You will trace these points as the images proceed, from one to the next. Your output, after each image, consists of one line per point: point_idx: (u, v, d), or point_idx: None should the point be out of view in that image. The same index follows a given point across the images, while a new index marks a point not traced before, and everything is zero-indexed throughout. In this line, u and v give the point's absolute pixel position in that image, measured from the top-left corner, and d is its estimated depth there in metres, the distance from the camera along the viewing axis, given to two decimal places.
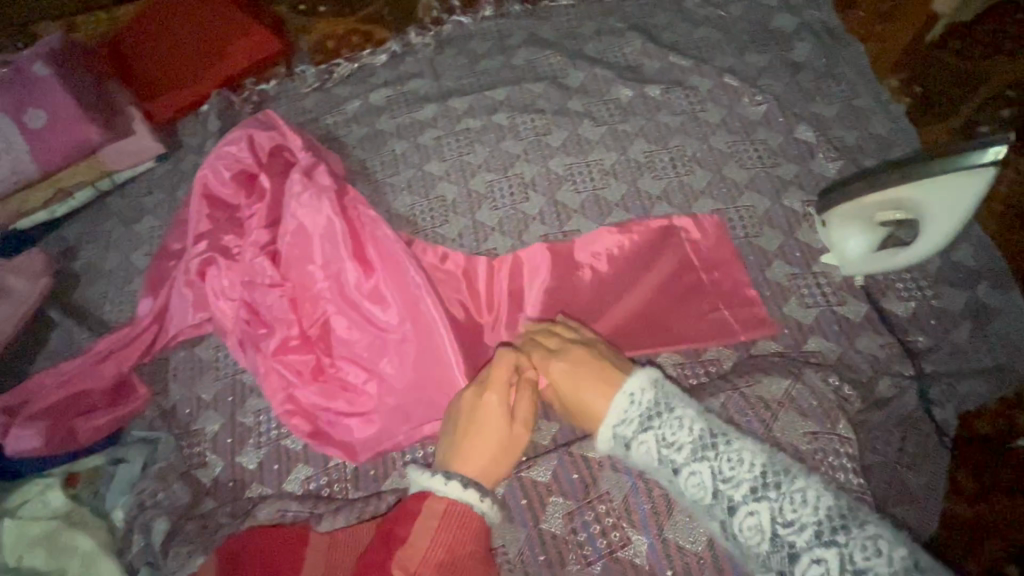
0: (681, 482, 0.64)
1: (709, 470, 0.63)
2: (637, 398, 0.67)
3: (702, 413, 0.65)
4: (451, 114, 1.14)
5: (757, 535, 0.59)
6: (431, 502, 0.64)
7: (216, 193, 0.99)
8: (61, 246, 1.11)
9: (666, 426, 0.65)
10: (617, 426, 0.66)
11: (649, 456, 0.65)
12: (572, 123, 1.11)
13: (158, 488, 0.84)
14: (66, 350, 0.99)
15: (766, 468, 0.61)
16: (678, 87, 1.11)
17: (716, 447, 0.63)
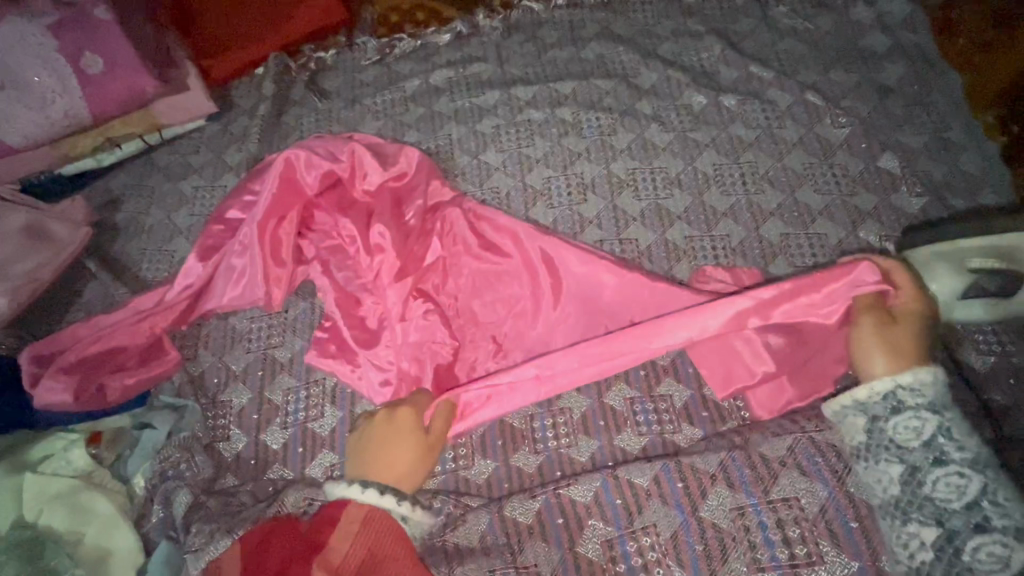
0: (929, 473, 0.62)
1: (937, 487, 0.61)
2: (927, 390, 0.66)
3: (934, 428, 0.64)
4: (513, 103, 1.10)
5: (989, 561, 0.57)
6: (351, 506, 0.69)
7: (298, 178, 0.95)
8: (103, 197, 1.08)
9: (934, 419, 0.64)
10: (903, 388, 0.66)
11: (900, 442, 0.65)
12: (640, 125, 1.05)
13: (181, 458, 0.82)
14: (99, 304, 0.97)
15: (1003, 503, 0.59)
16: (756, 99, 1.05)
17: (975, 466, 0.61)
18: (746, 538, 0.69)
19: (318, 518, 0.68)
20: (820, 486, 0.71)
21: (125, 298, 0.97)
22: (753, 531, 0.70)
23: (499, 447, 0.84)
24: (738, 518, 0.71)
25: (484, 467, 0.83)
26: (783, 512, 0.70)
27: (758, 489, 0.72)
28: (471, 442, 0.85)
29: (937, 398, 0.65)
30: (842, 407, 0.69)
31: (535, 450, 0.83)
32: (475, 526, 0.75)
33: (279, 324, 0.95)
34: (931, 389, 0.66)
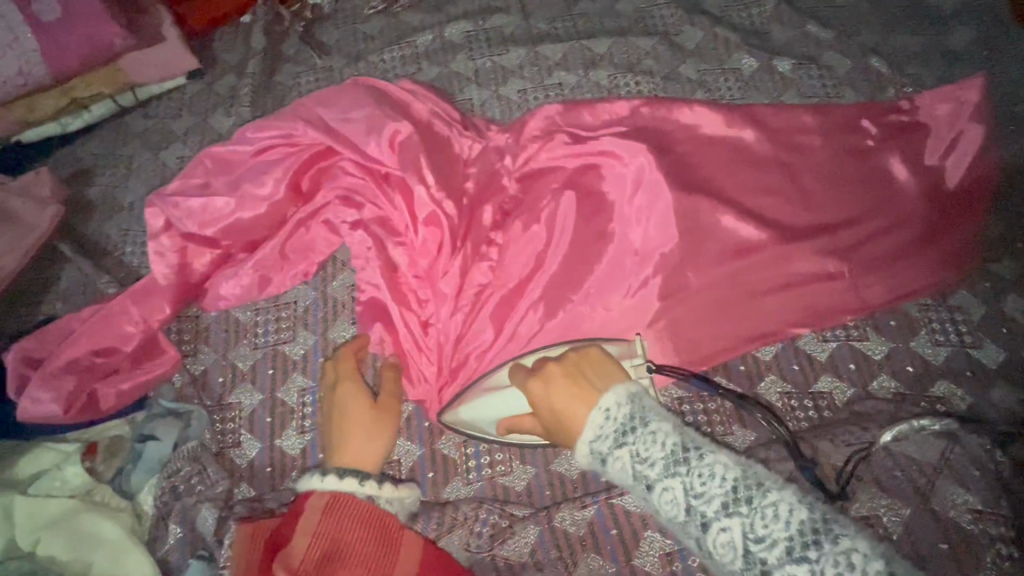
0: (681, 524, 0.53)
1: (663, 506, 0.54)
2: (620, 412, 0.56)
3: (632, 457, 0.55)
4: (541, 63, 0.97)
5: None
6: (311, 498, 0.63)
7: (293, 131, 0.83)
8: (73, 169, 0.95)
9: (641, 442, 0.55)
10: (593, 442, 0.57)
11: (725, 561, 0.51)
12: (684, 91, 0.95)
13: (192, 472, 0.73)
14: (80, 293, 0.86)
15: (761, 531, 0.49)
16: (812, 63, 0.95)
17: (689, 449, 0.54)
18: None
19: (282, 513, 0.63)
20: (902, 502, 0.66)
21: (112, 291, 0.86)
22: None
23: (539, 451, 0.78)
24: None
25: (523, 474, 0.77)
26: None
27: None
28: (507, 445, 0.79)
29: (633, 412, 0.56)
30: (589, 457, 0.58)
31: None
32: (524, 539, 0.71)
33: (288, 317, 0.85)
34: (624, 408, 0.57)
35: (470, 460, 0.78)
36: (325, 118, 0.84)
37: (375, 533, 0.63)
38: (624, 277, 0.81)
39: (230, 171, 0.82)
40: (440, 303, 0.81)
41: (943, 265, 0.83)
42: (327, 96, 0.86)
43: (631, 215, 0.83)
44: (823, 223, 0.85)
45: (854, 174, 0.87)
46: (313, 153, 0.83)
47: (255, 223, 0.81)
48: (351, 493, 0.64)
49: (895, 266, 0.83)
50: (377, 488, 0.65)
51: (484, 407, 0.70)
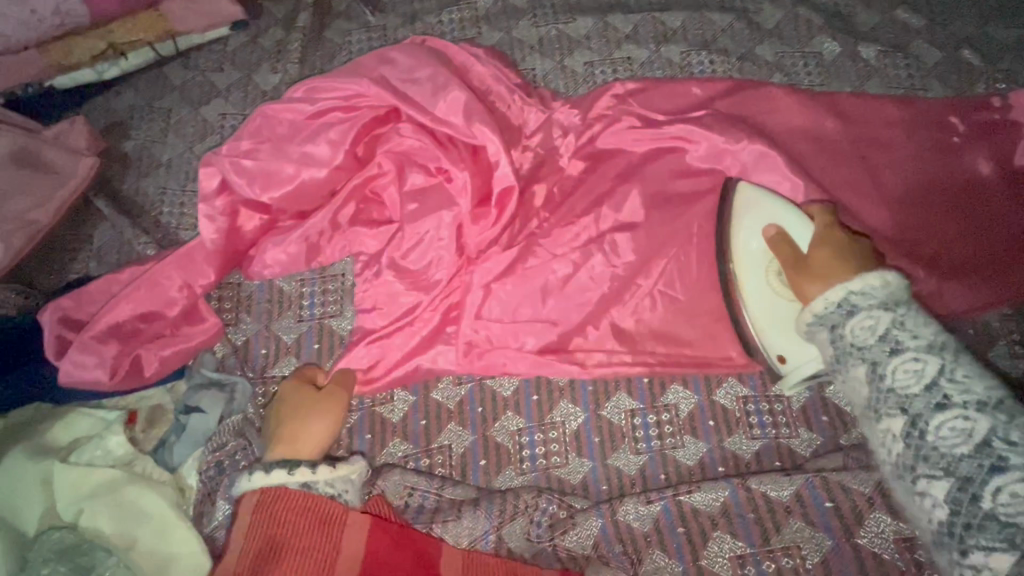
0: (908, 398, 0.52)
1: (898, 375, 0.53)
2: (877, 298, 0.56)
3: (889, 321, 0.55)
4: (610, 35, 0.92)
5: (953, 440, 0.50)
6: (246, 499, 0.62)
7: (351, 92, 0.77)
8: (109, 120, 0.89)
9: (911, 317, 0.55)
10: (820, 312, 0.58)
11: (941, 444, 0.50)
12: (761, 74, 0.89)
13: (238, 447, 0.69)
14: (116, 253, 0.82)
15: (1018, 439, 0.48)
16: (898, 52, 0.89)
17: (948, 347, 0.54)
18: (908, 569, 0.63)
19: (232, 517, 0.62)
20: None
21: (151, 252, 0.82)
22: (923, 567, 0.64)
23: (596, 444, 0.75)
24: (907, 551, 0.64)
25: (579, 467, 0.74)
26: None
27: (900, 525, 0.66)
28: (563, 436, 0.75)
29: (891, 297, 0.56)
30: (809, 324, 0.59)
31: (637, 450, 0.74)
32: (586, 531, 0.68)
33: (335, 290, 0.81)
34: (884, 290, 0.56)
35: (524, 450, 0.75)
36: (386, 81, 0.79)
37: (314, 522, 0.60)
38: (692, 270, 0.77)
39: (280, 129, 0.77)
40: (500, 285, 0.77)
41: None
42: (388, 57, 0.80)
43: (706, 205, 0.78)
44: (907, 222, 0.81)
45: (942, 173, 0.82)
46: (373, 118, 0.77)
47: (307, 189, 0.75)
48: (280, 485, 0.62)
49: (982, 276, 0.79)
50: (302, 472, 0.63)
51: (744, 228, 0.70)
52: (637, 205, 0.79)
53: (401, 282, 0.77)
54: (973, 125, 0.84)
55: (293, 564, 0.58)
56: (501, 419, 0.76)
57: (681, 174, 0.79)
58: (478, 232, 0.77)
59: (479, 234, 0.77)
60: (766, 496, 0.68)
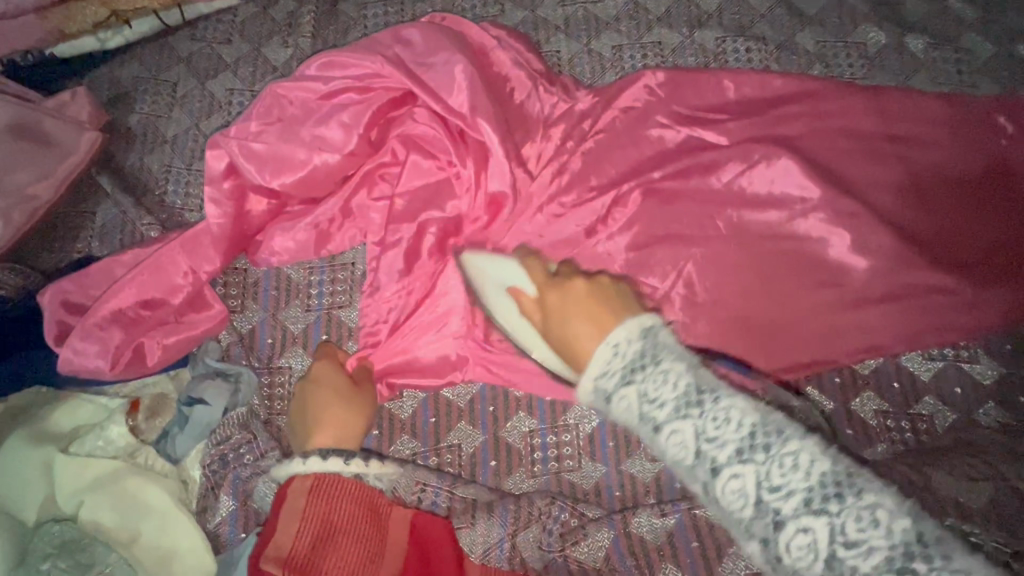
0: (686, 469, 0.43)
1: (670, 451, 0.43)
2: (634, 347, 0.46)
3: (640, 396, 0.44)
4: (640, 17, 0.86)
5: (737, 499, 0.40)
6: (298, 481, 0.60)
7: (365, 70, 0.73)
8: (111, 91, 0.85)
9: (650, 381, 0.44)
10: (599, 378, 0.47)
11: (729, 508, 0.41)
12: (800, 64, 0.84)
13: (242, 441, 0.67)
14: (119, 233, 0.79)
15: (782, 478, 0.39)
16: (947, 45, 0.84)
17: (704, 391, 0.43)
18: None
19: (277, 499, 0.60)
20: None
21: (155, 234, 0.79)
22: None
23: (610, 449, 0.73)
24: None
25: (592, 472, 0.72)
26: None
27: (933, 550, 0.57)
28: (577, 440, 0.73)
29: (649, 347, 0.46)
30: (593, 396, 0.47)
31: (652, 458, 0.72)
32: (597, 542, 0.66)
33: (345, 280, 0.78)
34: (643, 342, 0.46)
35: (536, 452, 0.73)
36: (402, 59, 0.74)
37: (361, 512, 0.60)
38: (717, 270, 0.73)
39: (290, 109, 0.73)
40: None
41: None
42: (405, 34, 0.76)
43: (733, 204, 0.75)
44: (941, 227, 0.76)
45: (981, 176, 0.78)
46: (389, 102, 0.73)
47: (318, 173, 0.72)
48: (336, 473, 0.61)
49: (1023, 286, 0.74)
50: (361, 466, 0.63)
51: (508, 313, 0.64)
52: (663, 201, 0.75)
53: (414, 274, 0.74)
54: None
55: (341, 552, 0.56)
56: (512, 420, 0.74)
57: (713, 170, 0.75)
58: (495, 225, 0.74)
59: (495, 225, 0.74)
60: None
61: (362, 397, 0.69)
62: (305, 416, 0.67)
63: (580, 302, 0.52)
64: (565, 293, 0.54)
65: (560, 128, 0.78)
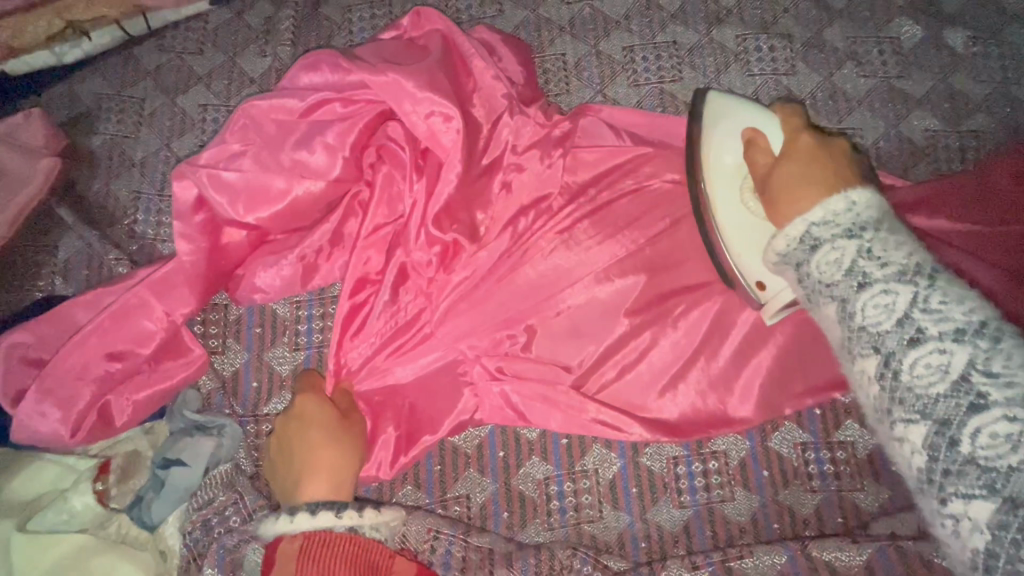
0: (877, 335, 0.40)
1: (865, 312, 0.41)
2: (857, 214, 0.43)
3: (856, 250, 0.42)
4: (652, 14, 0.78)
5: (929, 376, 0.38)
6: (283, 546, 0.52)
7: (345, 83, 0.67)
8: (71, 111, 0.77)
9: (879, 241, 0.42)
10: (813, 224, 0.44)
11: (914, 382, 0.38)
12: (829, 63, 0.77)
13: (227, 502, 0.61)
14: (84, 270, 0.71)
15: (1000, 368, 0.36)
16: (990, 38, 0.76)
17: (933, 267, 0.40)
18: None
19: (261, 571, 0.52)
20: None
21: (123, 269, 0.71)
22: None
23: (634, 496, 0.66)
24: None
25: (614, 521, 0.65)
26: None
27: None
28: (597, 486, 0.67)
29: (869, 217, 0.43)
30: (775, 263, 0.48)
31: (681, 503, 0.66)
32: None
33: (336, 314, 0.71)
34: (863, 205, 0.44)
35: (552, 501, 0.66)
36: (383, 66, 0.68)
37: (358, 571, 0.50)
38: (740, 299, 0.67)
39: (268, 131, 0.65)
40: (526, 316, 0.68)
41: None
42: (389, 43, 0.71)
43: None
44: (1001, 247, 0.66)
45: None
46: (380, 118, 0.67)
47: (305, 204, 0.65)
48: (327, 530, 0.53)
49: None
50: (357, 516, 0.54)
51: (724, 178, 0.59)
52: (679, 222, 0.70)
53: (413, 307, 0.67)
54: None
55: None
56: (525, 466, 0.67)
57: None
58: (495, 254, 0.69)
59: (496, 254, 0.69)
60: (833, 566, 0.58)
61: (353, 431, 0.61)
62: (292, 461, 0.58)
63: (810, 158, 0.48)
64: (785, 151, 0.50)
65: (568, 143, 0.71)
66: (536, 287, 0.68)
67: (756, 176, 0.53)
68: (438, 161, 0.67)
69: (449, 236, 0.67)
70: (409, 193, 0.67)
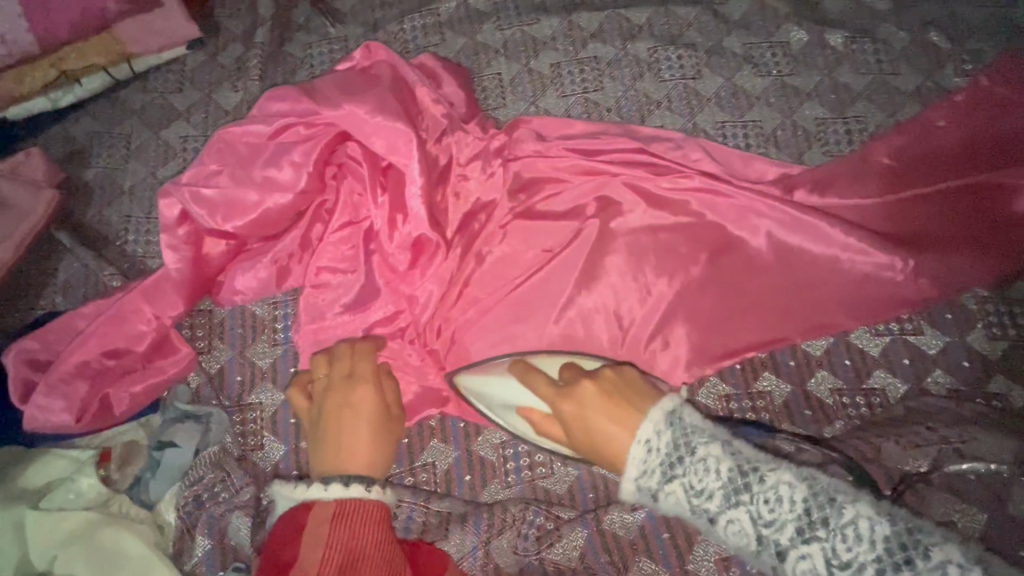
0: (754, 553, 0.51)
1: (730, 537, 0.52)
2: (665, 441, 0.55)
3: (685, 488, 0.53)
4: (575, 34, 0.90)
5: (808, 573, 0.48)
6: (316, 508, 0.59)
7: (305, 105, 0.76)
8: (67, 148, 0.87)
9: (694, 474, 0.53)
10: (640, 479, 0.55)
11: (784, 574, 0.50)
12: (730, 67, 0.88)
13: (216, 479, 0.69)
14: (82, 287, 0.80)
15: (847, 552, 0.47)
16: (866, 37, 0.88)
17: (748, 474, 0.52)
18: None
19: (289, 525, 0.59)
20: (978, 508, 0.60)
21: (117, 283, 0.80)
22: None
23: None
24: None
25: (565, 475, 0.73)
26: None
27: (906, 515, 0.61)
28: (549, 446, 0.75)
29: (679, 436, 0.55)
30: (635, 497, 0.56)
31: None
32: (573, 543, 0.67)
33: None
34: (669, 431, 0.55)
35: (509, 463, 0.74)
36: (339, 89, 0.77)
37: (383, 537, 0.59)
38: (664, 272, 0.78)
39: (239, 153, 0.75)
40: (477, 301, 0.78)
41: (1008, 247, 0.78)
42: (346, 71, 0.81)
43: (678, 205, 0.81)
44: (872, 215, 0.81)
45: (907, 166, 0.82)
46: (335, 131, 0.75)
47: (276, 213, 0.74)
48: (358, 500, 0.60)
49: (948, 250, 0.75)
50: (384, 493, 0.61)
51: (512, 387, 0.69)
52: (610, 209, 0.81)
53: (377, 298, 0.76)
54: (951, 102, 0.84)
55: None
56: (484, 433, 0.75)
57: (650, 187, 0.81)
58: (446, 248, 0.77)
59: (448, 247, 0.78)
60: None
61: (389, 414, 0.66)
62: (335, 433, 0.64)
63: (601, 404, 0.59)
64: (577, 398, 0.60)
65: (505, 151, 0.82)
66: (486, 276, 0.79)
67: (569, 432, 0.61)
68: (391, 169, 0.76)
69: (403, 233, 0.75)
70: (366, 199, 0.76)
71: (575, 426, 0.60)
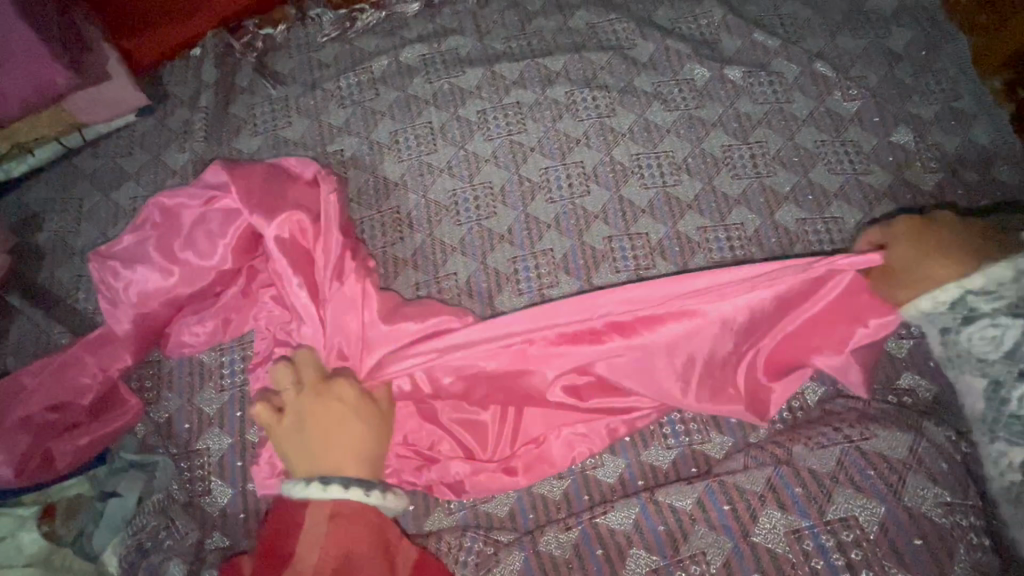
0: (972, 350, 0.65)
1: (972, 340, 0.64)
2: (987, 284, 0.62)
3: (975, 303, 0.63)
4: (498, 82, 0.98)
5: (982, 344, 0.64)
6: (312, 508, 0.64)
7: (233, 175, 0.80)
8: (20, 215, 0.91)
9: (999, 312, 0.62)
10: (969, 292, 0.63)
11: (975, 348, 0.64)
12: (640, 104, 0.96)
13: (161, 526, 0.71)
14: (31, 346, 0.83)
15: (1006, 328, 0.62)
16: (762, 70, 0.97)
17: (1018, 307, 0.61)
18: (807, 563, 0.64)
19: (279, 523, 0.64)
20: (878, 502, 0.66)
21: (67, 340, 0.83)
22: (814, 555, 0.65)
23: None
24: (796, 542, 0.66)
25: (505, 499, 0.76)
26: (843, 534, 0.65)
27: (813, 509, 0.67)
28: None
29: (985, 282, 0.62)
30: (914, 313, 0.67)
31: (560, 475, 0.77)
32: (509, 568, 0.69)
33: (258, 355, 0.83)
34: (994, 283, 0.62)
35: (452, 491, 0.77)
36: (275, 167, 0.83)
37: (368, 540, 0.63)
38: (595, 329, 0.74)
39: (181, 216, 0.80)
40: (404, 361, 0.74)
41: None
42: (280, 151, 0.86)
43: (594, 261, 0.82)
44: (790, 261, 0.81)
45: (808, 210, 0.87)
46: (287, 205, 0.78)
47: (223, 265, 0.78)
48: (357, 502, 0.64)
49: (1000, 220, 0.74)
50: (381, 497, 0.66)
51: None
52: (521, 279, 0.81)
53: None
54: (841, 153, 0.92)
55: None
56: None
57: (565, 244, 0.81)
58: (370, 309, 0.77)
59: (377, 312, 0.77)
60: (672, 505, 0.71)
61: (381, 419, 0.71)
62: (325, 439, 0.67)
63: (919, 256, 0.66)
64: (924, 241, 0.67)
65: None
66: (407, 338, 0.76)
67: (286, 434, 0.69)
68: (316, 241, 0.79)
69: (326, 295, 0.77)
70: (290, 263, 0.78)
71: (311, 438, 0.67)
